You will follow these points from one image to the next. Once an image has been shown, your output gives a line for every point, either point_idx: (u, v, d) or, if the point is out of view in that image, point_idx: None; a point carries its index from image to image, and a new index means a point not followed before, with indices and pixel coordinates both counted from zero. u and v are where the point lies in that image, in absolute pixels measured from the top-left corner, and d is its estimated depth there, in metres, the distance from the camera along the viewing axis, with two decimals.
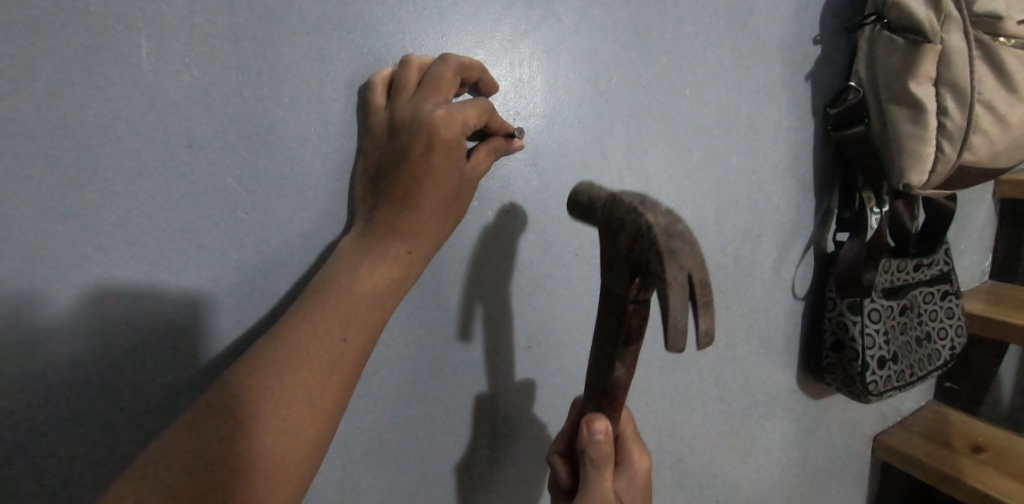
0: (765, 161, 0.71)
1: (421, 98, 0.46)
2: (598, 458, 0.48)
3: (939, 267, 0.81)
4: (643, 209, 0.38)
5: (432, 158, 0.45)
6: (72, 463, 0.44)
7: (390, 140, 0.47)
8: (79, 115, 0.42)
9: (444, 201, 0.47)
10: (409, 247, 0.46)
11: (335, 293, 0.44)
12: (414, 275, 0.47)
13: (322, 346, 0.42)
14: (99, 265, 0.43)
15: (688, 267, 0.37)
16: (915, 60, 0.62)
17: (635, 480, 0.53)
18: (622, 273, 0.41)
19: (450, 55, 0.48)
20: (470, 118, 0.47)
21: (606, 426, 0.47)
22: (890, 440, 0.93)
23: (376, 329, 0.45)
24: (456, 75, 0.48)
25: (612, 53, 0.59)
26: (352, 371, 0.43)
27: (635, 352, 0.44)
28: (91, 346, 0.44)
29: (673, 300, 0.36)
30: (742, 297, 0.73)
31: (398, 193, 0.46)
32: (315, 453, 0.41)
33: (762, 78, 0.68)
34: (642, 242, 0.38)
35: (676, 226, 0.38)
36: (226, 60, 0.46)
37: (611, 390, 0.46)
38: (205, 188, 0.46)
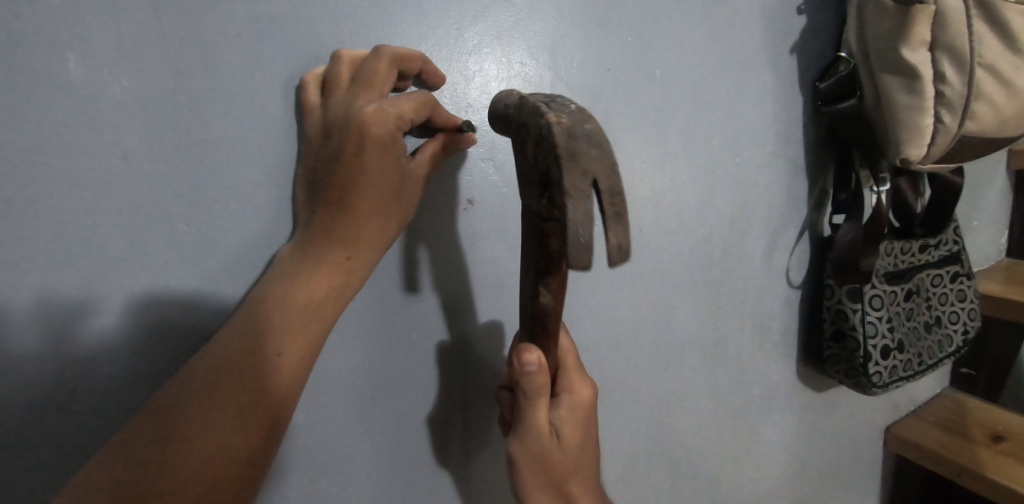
0: (750, 142, 0.66)
1: (353, 95, 0.44)
2: (530, 390, 0.46)
3: (947, 248, 0.75)
4: (548, 111, 0.35)
5: (364, 158, 0.43)
6: (12, 492, 0.42)
7: (326, 141, 0.45)
8: (0, 132, 0.40)
9: (382, 202, 0.45)
10: (347, 252, 0.45)
11: (271, 303, 0.43)
12: (357, 281, 0.46)
13: (257, 359, 0.41)
14: (34, 291, 0.42)
15: (591, 170, 0.32)
16: (906, 24, 0.57)
17: (576, 406, 0.51)
18: (535, 189, 0.38)
19: (385, 46, 0.45)
20: (406, 112, 0.44)
21: (539, 357, 0.44)
22: (904, 431, 0.88)
23: (318, 341, 0.44)
24: (391, 68, 0.45)
25: (572, 36, 0.55)
26: (292, 383, 0.43)
27: (559, 273, 0.41)
28: (29, 375, 0.42)
29: (572, 208, 0.32)
30: (731, 289, 0.69)
31: (333, 196, 0.44)
32: (258, 464, 0.41)
33: (743, 54, 0.64)
34: (544, 148, 0.34)
35: (584, 128, 0.34)
36: (154, 69, 0.44)
37: (540, 317, 0.44)
38: (139, 202, 0.45)
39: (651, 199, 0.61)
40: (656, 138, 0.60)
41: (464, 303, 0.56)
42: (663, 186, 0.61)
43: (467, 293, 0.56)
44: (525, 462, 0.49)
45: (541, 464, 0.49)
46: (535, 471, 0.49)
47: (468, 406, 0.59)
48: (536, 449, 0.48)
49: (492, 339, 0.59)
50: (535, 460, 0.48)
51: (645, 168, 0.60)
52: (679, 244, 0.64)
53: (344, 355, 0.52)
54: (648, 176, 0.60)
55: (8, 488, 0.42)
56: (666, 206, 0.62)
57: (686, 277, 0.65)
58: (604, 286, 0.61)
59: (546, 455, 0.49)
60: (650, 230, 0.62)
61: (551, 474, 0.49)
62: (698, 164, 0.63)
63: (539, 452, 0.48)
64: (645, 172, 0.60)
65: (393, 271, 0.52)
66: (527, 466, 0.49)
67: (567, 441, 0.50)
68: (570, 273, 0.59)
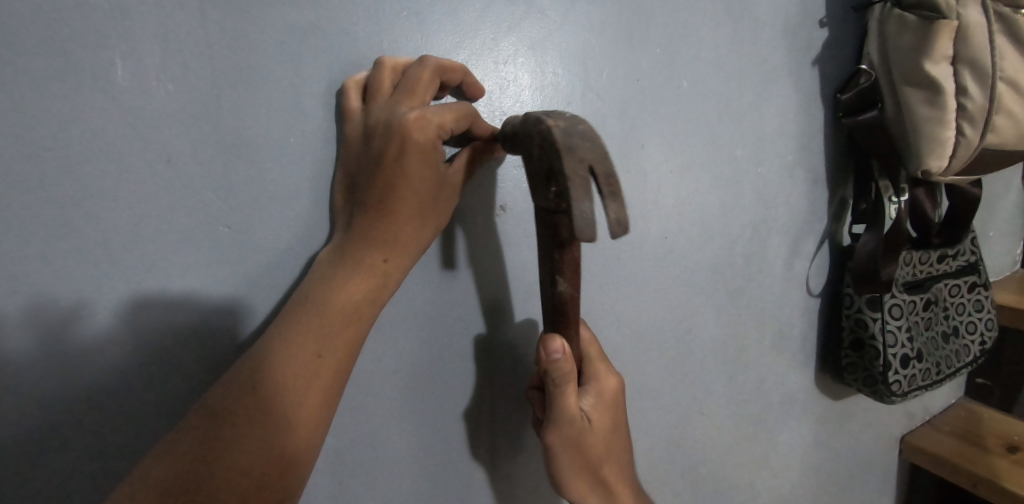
0: (773, 152, 0.67)
1: (394, 102, 0.45)
2: (559, 378, 0.46)
3: (965, 258, 0.76)
4: (547, 117, 0.36)
5: (405, 163, 0.44)
6: (62, 483, 0.44)
7: (365, 147, 0.46)
8: (52, 135, 0.41)
9: (420, 206, 0.46)
10: (384, 255, 0.45)
11: (311, 307, 0.44)
12: (393, 284, 0.46)
13: (298, 362, 0.42)
14: (83, 293, 0.43)
15: (589, 159, 0.34)
16: (929, 38, 0.58)
17: (602, 395, 0.53)
18: (541, 186, 0.38)
19: (428, 56, 0.47)
20: (446, 118, 0.45)
21: (563, 345, 0.45)
22: (918, 440, 0.89)
23: (354, 343, 0.45)
24: (434, 77, 0.46)
25: (602, 46, 0.56)
26: (330, 386, 0.43)
27: (573, 260, 0.42)
28: (79, 372, 0.43)
29: (574, 190, 0.32)
30: (751, 296, 0.70)
31: (372, 201, 0.45)
32: (300, 466, 0.42)
33: (766, 66, 0.65)
34: (543, 149, 0.36)
35: (578, 128, 0.35)
36: (198, 74, 0.44)
37: (560, 306, 0.44)
38: (183, 205, 0.45)
39: (676, 207, 0.62)
40: (682, 147, 0.61)
41: (494, 306, 0.57)
42: (688, 194, 0.63)
43: (496, 297, 0.57)
44: (560, 448, 0.51)
45: (575, 448, 0.51)
46: (570, 457, 0.51)
47: (495, 409, 0.60)
48: (566, 434, 0.50)
49: (519, 342, 0.60)
50: (568, 445, 0.51)
51: (671, 176, 0.61)
52: (702, 252, 0.65)
53: (378, 357, 0.53)
54: (673, 185, 0.62)
55: (60, 480, 0.44)
56: (690, 214, 0.63)
57: (708, 284, 0.66)
58: (630, 293, 0.62)
59: (577, 437, 0.50)
60: (675, 238, 0.63)
61: (587, 453, 0.52)
62: (722, 172, 0.64)
63: (569, 437, 0.50)
64: (671, 180, 0.61)
65: (427, 275, 0.53)
66: (561, 451, 0.51)
67: (595, 425, 0.52)
68: (599, 280, 0.59)
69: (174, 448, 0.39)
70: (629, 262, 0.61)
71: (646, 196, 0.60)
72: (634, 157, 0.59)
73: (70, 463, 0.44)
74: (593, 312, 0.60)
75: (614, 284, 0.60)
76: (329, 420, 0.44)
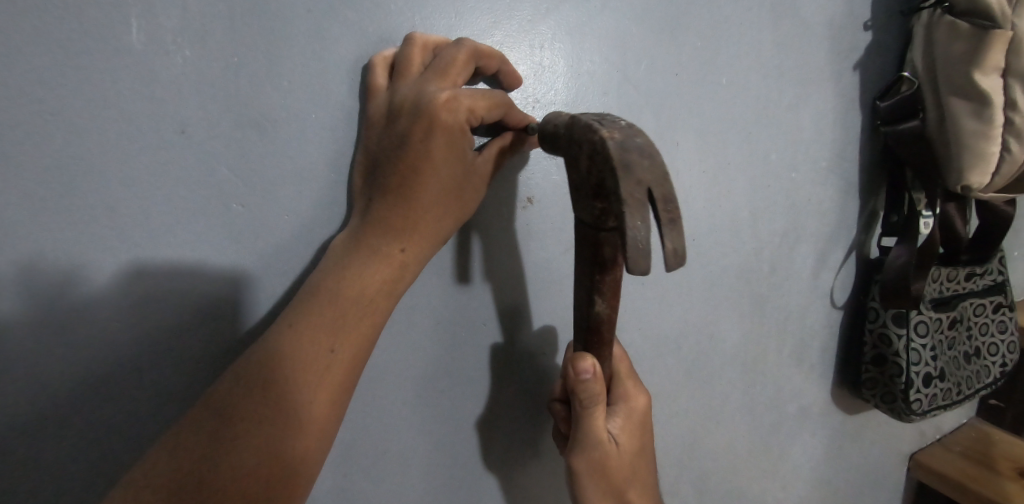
0: (807, 157, 0.65)
1: (424, 82, 0.42)
2: (587, 398, 0.45)
3: (992, 277, 0.74)
4: (601, 125, 0.34)
5: (431, 146, 0.41)
6: (62, 463, 0.42)
7: (389, 127, 0.43)
8: (64, 99, 0.38)
9: (443, 195, 0.43)
10: (402, 245, 0.42)
11: (322, 298, 0.41)
12: (411, 276, 0.44)
13: (308, 356, 0.40)
14: (94, 269, 0.41)
15: (647, 181, 0.31)
16: (982, 49, 0.55)
17: (631, 416, 0.51)
18: (587, 201, 0.36)
19: (465, 39, 0.44)
20: (478, 102, 0.42)
21: (594, 364, 0.44)
22: (928, 458, 0.88)
23: (370, 337, 0.42)
24: (468, 59, 0.43)
25: (642, 36, 0.53)
26: (341, 381, 0.41)
27: (613, 280, 0.40)
28: (82, 349, 0.41)
29: (630, 215, 0.30)
30: (774, 304, 0.68)
31: (392, 186, 0.42)
32: (309, 466, 0.40)
33: (807, 69, 0.62)
34: (597, 163, 0.33)
35: (636, 142, 0.32)
36: (220, 42, 0.42)
37: (596, 327, 0.42)
38: (200, 180, 0.43)
39: (707, 210, 0.60)
40: (717, 148, 0.59)
41: (515, 302, 0.55)
42: (720, 197, 0.61)
43: (518, 292, 0.55)
44: (585, 472, 0.49)
45: (601, 473, 0.49)
46: (596, 482, 0.49)
47: (510, 407, 0.58)
48: (595, 458, 0.48)
49: (538, 340, 0.58)
50: (595, 471, 0.49)
51: (704, 177, 0.59)
52: (729, 257, 0.63)
53: (393, 348, 0.51)
54: (705, 186, 0.59)
55: (63, 463, 0.42)
56: (720, 217, 0.61)
57: (732, 291, 0.65)
58: (655, 296, 0.60)
59: (606, 463, 0.49)
60: (703, 241, 0.61)
61: (612, 482, 0.50)
62: (755, 176, 0.62)
63: (597, 461, 0.49)
64: (703, 182, 0.59)
65: (450, 266, 0.51)
66: (586, 475, 0.49)
67: (624, 448, 0.50)
68: (624, 280, 0.57)
69: (179, 438, 0.37)
70: (657, 264, 0.59)
71: (677, 197, 0.58)
72: (668, 155, 0.57)
73: (74, 446, 0.42)
74: (616, 314, 0.58)
75: (639, 286, 0.58)
76: (339, 416, 0.42)
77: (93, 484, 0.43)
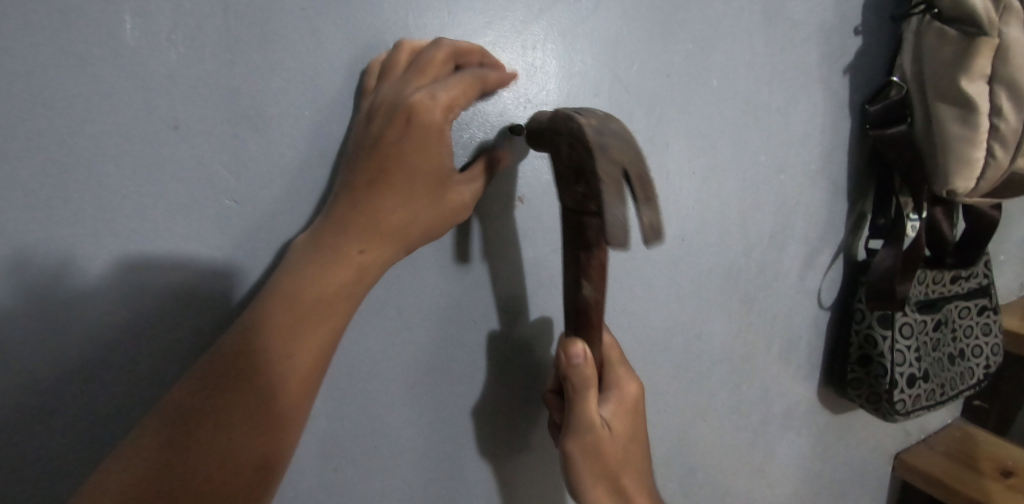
0: (796, 159, 0.66)
1: (405, 79, 0.43)
2: (579, 382, 0.47)
3: (977, 280, 0.76)
4: (578, 114, 0.36)
5: (406, 142, 0.41)
6: (57, 451, 0.42)
7: (365, 123, 0.44)
8: (61, 94, 0.39)
9: (411, 196, 0.43)
10: (363, 247, 0.43)
11: (285, 295, 0.41)
12: (371, 277, 0.44)
13: (264, 351, 0.40)
14: (88, 263, 0.41)
15: (622, 161, 0.34)
16: (969, 55, 0.57)
17: (623, 402, 0.53)
18: (569, 187, 0.39)
19: (446, 38, 0.44)
20: (454, 102, 0.43)
21: (584, 349, 0.45)
22: (912, 458, 0.89)
23: (331, 337, 0.43)
24: (449, 57, 0.44)
25: (634, 38, 0.54)
26: (300, 381, 0.41)
27: (599, 263, 0.42)
28: (77, 341, 0.42)
29: (607, 193, 0.33)
30: (762, 304, 0.69)
31: (360, 184, 0.42)
32: (274, 457, 0.40)
33: (797, 73, 0.63)
34: (577, 148, 0.35)
35: (611, 127, 0.35)
36: (215, 38, 0.42)
37: (584, 310, 0.44)
38: (193, 176, 0.43)
39: (696, 210, 0.61)
40: (706, 149, 0.60)
41: (505, 299, 0.56)
42: (709, 198, 0.61)
43: (509, 290, 0.56)
44: (579, 455, 0.50)
45: (594, 454, 0.50)
46: (589, 465, 0.50)
47: (499, 403, 0.59)
48: (587, 442, 0.49)
49: (529, 337, 0.59)
50: (589, 452, 0.50)
51: (694, 178, 0.60)
52: (717, 257, 0.64)
53: (384, 344, 0.52)
54: (695, 187, 0.60)
55: (57, 453, 0.42)
56: (709, 218, 0.62)
57: (720, 290, 0.66)
58: (643, 295, 0.60)
59: (598, 446, 0.50)
60: (692, 241, 0.62)
61: (604, 463, 0.51)
62: (744, 177, 0.63)
63: (590, 445, 0.50)
64: (693, 182, 0.60)
65: (441, 263, 0.52)
66: (580, 458, 0.50)
67: (617, 431, 0.52)
68: (615, 280, 0.58)
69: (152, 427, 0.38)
70: (646, 263, 0.59)
71: (668, 197, 0.59)
72: (659, 156, 0.57)
73: (69, 436, 0.43)
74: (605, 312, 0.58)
75: (629, 284, 0.59)
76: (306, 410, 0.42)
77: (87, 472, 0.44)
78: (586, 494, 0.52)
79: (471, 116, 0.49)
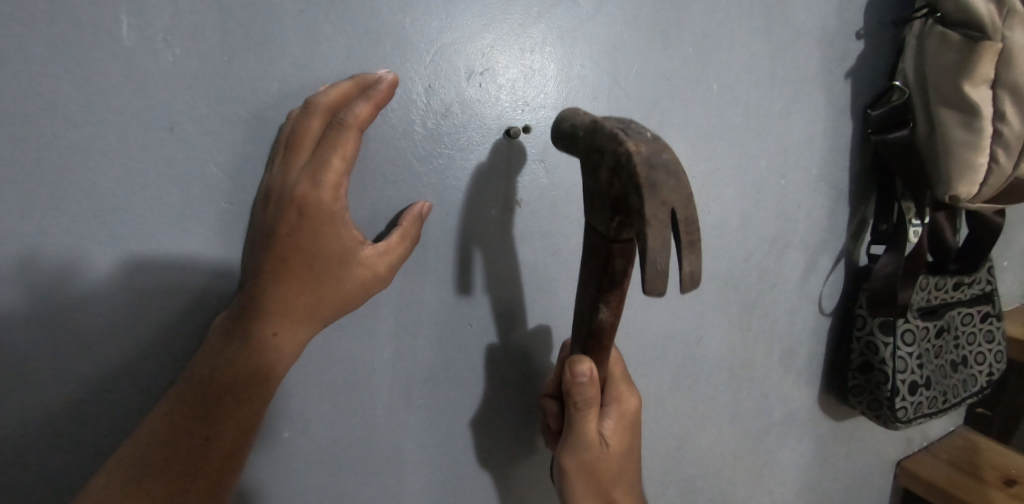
0: (797, 164, 0.66)
1: (286, 164, 0.42)
2: (581, 401, 0.46)
3: (980, 287, 0.75)
4: (625, 136, 0.34)
5: (300, 231, 0.41)
6: (49, 455, 0.42)
7: (262, 212, 0.43)
8: (56, 94, 0.39)
9: (314, 277, 0.42)
10: (275, 328, 0.42)
11: (197, 386, 0.41)
12: (290, 357, 0.43)
13: (181, 449, 0.39)
14: (81, 266, 0.41)
15: (672, 202, 0.32)
16: (971, 60, 0.56)
17: (622, 419, 0.52)
18: (605, 213, 0.37)
19: (342, 97, 0.42)
20: (341, 179, 0.42)
21: (591, 368, 0.45)
22: (914, 466, 0.88)
23: (251, 421, 0.42)
24: (325, 123, 0.42)
25: (634, 41, 0.54)
26: (235, 442, 0.42)
27: (619, 296, 0.42)
28: (70, 343, 0.41)
29: (652, 239, 0.31)
30: (763, 310, 0.69)
31: (261, 272, 0.42)
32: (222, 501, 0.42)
33: (798, 77, 0.63)
34: (620, 175, 0.33)
35: (662, 158, 0.32)
36: (210, 39, 0.42)
37: (597, 332, 0.44)
38: (189, 178, 0.43)
39: (697, 214, 0.60)
40: (707, 153, 0.59)
41: (503, 303, 0.55)
42: (710, 202, 0.61)
43: (507, 294, 0.55)
44: (575, 472, 0.49)
45: (590, 470, 0.50)
46: (584, 481, 0.50)
47: (497, 408, 0.58)
48: (585, 458, 0.49)
49: (527, 341, 0.58)
50: (584, 469, 0.49)
51: (694, 182, 0.59)
52: (718, 263, 0.64)
53: (380, 347, 0.51)
54: (694, 192, 0.60)
55: (47, 457, 0.42)
56: (710, 222, 0.62)
57: (720, 295, 0.65)
58: (642, 300, 0.60)
59: (595, 463, 0.49)
60: None
61: (599, 481, 0.50)
62: (745, 182, 0.63)
63: (588, 464, 0.49)
64: (692, 187, 0.59)
65: (437, 266, 0.52)
66: (576, 476, 0.50)
67: (615, 448, 0.51)
68: (613, 284, 0.57)
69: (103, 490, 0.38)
70: None
71: None
72: None
73: (59, 441, 0.42)
74: None
75: (627, 289, 0.58)
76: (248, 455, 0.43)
77: (79, 476, 0.43)
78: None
79: (468, 118, 0.49)
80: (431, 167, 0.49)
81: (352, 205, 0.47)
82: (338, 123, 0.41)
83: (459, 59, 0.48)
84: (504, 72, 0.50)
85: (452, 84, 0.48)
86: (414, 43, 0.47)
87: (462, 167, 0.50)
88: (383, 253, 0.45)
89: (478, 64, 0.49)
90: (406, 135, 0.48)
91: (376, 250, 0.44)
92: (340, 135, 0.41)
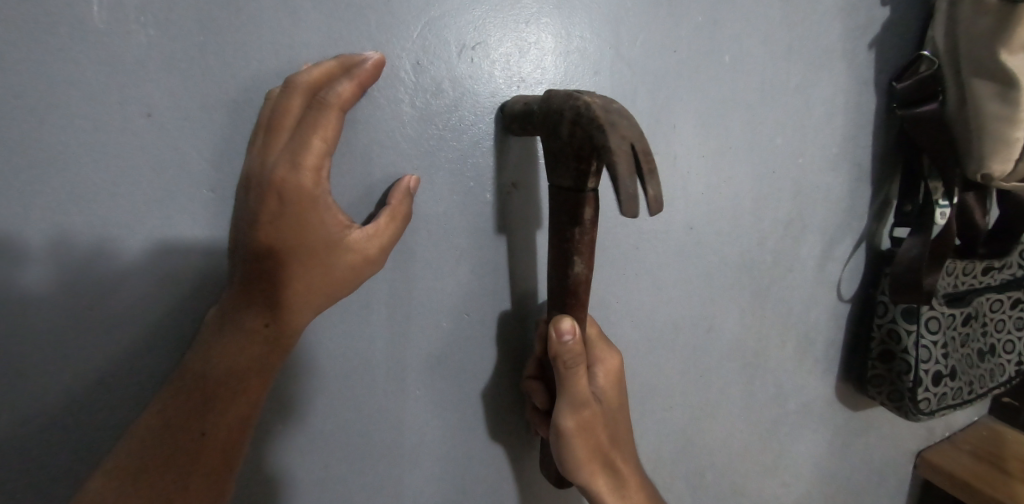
0: (815, 141, 0.62)
1: (266, 148, 0.40)
2: (570, 362, 0.44)
3: (1011, 271, 0.71)
4: (580, 94, 0.35)
5: (282, 218, 0.39)
6: (32, 457, 0.40)
7: (243, 200, 0.40)
8: (23, 79, 0.36)
9: (301, 264, 0.40)
10: (267, 319, 0.40)
11: (191, 381, 0.39)
12: (285, 348, 0.41)
13: (179, 447, 0.38)
14: (62, 260, 0.39)
15: (629, 136, 0.31)
16: (1007, 24, 0.51)
17: (609, 376, 0.50)
18: (568, 165, 0.38)
19: (307, 66, 0.39)
20: (321, 162, 0.39)
21: (574, 325, 0.43)
22: (935, 457, 0.85)
23: (247, 414, 0.40)
24: (306, 102, 0.39)
25: (637, 10, 0.50)
26: (230, 443, 0.40)
27: (588, 241, 0.41)
28: (52, 340, 0.39)
29: (620, 164, 0.30)
30: (777, 296, 0.65)
31: (246, 261, 0.39)
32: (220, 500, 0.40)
33: (816, 50, 0.59)
34: (582, 125, 0.34)
35: (614, 106, 0.33)
36: (186, 18, 0.39)
37: (573, 287, 0.43)
38: (170, 166, 0.41)
39: (707, 197, 0.57)
40: (719, 131, 0.56)
41: (504, 292, 0.53)
42: (720, 184, 0.57)
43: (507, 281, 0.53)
44: (573, 435, 0.46)
45: (586, 433, 0.47)
46: (582, 444, 0.47)
47: (499, 401, 0.56)
48: (582, 418, 0.46)
49: (526, 332, 0.55)
50: (582, 431, 0.47)
51: (703, 163, 0.56)
52: (728, 248, 0.60)
53: (374, 338, 0.49)
54: (704, 173, 0.56)
55: (33, 459, 0.40)
56: (722, 205, 0.58)
57: (731, 282, 0.62)
58: (649, 287, 0.57)
59: (590, 421, 0.47)
60: (701, 230, 0.58)
61: (596, 437, 0.48)
62: (760, 162, 0.59)
63: (585, 422, 0.47)
64: (703, 167, 0.56)
65: (433, 254, 0.49)
66: (574, 437, 0.47)
67: (606, 406, 0.49)
68: (620, 272, 0.55)
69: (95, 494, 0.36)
70: (651, 254, 0.56)
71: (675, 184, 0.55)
72: (666, 139, 0.53)
73: (50, 443, 0.40)
74: (609, 307, 0.55)
75: (632, 277, 0.56)
76: (245, 452, 0.41)
77: (61, 480, 0.41)
78: (579, 472, 0.48)
79: (461, 96, 0.47)
80: (422, 149, 0.46)
81: (342, 192, 0.45)
82: (319, 103, 0.38)
83: (450, 33, 0.45)
84: (497, 47, 0.47)
85: (442, 61, 0.45)
86: (401, 17, 0.44)
87: (456, 149, 0.47)
88: (373, 236, 0.42)
89: (470, 38, 0.46)
90: (395, 115, 0.45)
91: (364, 233, 0.42)
92: (321, 115, 0.38)
